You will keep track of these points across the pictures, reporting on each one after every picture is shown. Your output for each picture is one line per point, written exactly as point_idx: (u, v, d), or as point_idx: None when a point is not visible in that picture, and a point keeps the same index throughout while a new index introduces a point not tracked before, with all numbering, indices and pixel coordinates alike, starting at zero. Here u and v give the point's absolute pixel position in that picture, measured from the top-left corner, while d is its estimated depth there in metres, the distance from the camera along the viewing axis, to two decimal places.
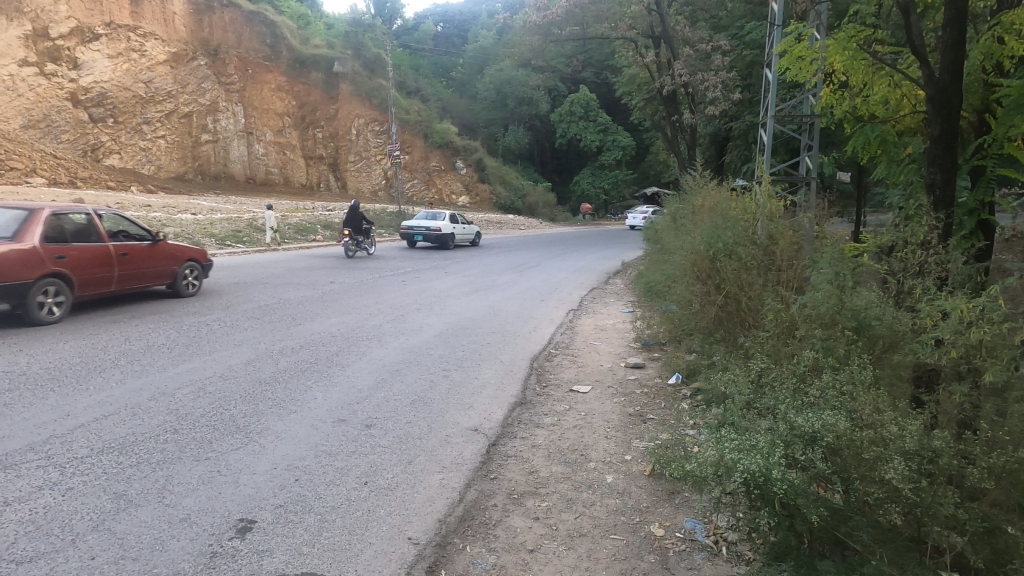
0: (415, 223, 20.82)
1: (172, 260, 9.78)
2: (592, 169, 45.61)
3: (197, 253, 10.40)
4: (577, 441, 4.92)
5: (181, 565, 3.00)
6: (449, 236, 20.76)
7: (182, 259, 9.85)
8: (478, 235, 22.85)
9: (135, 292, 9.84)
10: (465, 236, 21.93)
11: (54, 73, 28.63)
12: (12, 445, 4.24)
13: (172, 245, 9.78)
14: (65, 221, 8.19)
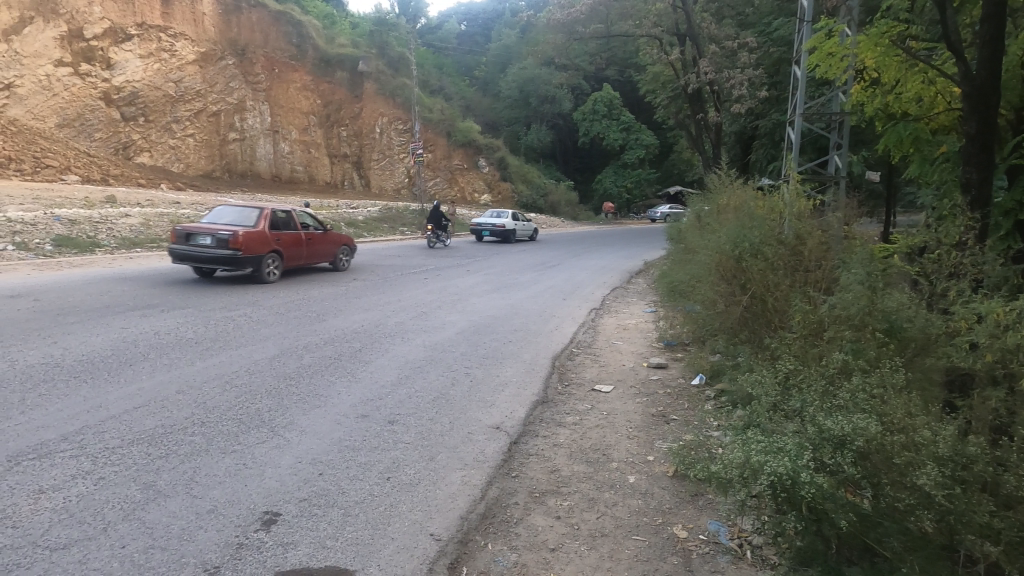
0: (482, 220, 23.40)
1: (334, 244, 13.51)
2: (614, 168, 45.30)
3: (347, 239, 14.08)
4: (598, 441, 4.90)
5: (208, 556, 3.04)
6: (512, 231, 23.21)
7: (342, 243, 13.45)
8: (535, 230, 24.92)
9: (310, 268, 13.61)
10: (526, 231, 24.27)
11: (88, 73, 29.35)
12: (47, 435, 4.36)
13: (336, 233, 13.45)
14: (277, 215, 12.06)
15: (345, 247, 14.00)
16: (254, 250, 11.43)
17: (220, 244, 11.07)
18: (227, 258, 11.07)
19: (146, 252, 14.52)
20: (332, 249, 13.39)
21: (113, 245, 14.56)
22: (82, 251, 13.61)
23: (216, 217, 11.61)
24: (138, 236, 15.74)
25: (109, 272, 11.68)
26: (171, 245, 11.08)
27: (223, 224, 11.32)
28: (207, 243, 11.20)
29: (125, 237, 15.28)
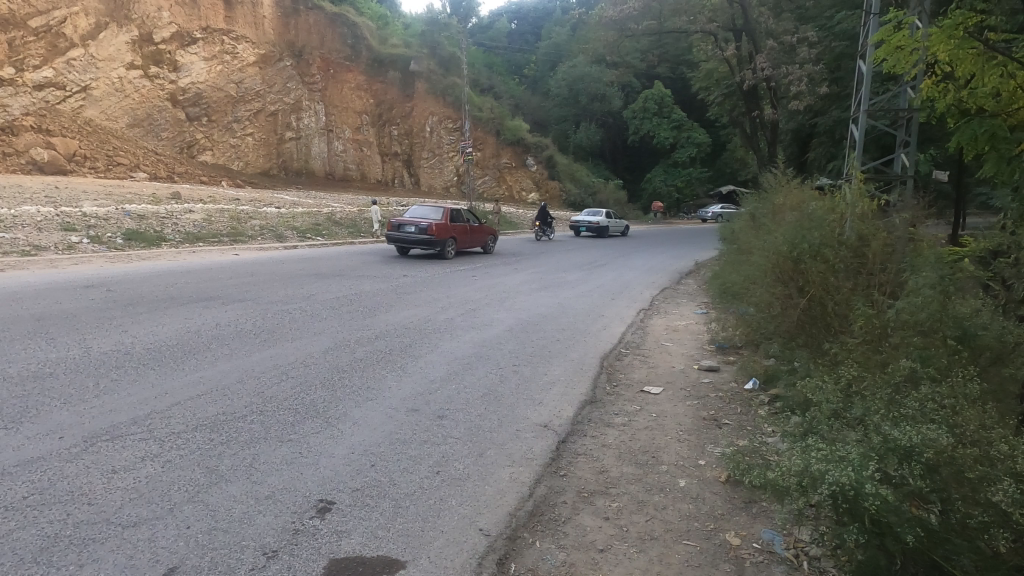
0: (580, 217, 26.77)
1: (486, 234, 18.02)
2: (664, 167, 44.53)
3: (493, 231, 18.56)
4: (648, 442, 4.84)
5: (266, 540, 3.14)
6: (606, 228, 26.50)
7: (494, 233, 17.81)
8: (625, 227, 28.06)
9: (467, 251, 18.17)
10: (618, 227, 27.56)
11: (156, 75, 30.74)
12: (118, 418, 4.60)
13: (488, 227, 17.95)
14: (454, 212, 16.72)
15: (490, 235, 18.36)
16: (441, 237, 16.17)
17: (419, 231, 15.73)
18: (425, 240, 15.67)
19: (208, 247, 15.17)
20: (488, 238, 17.79)
21: (178, 240, 15.26)
22: (150, 244, 14.33)
23: (416, 214, 16.48)
24: (201, 230, 16.45)
25: (173, 265, 12.19)
26: (388, 232, 15.87)
27: (421, 218, 16.12)
28: (411, 231, 15.97)
29: (188, 232, 15.95)
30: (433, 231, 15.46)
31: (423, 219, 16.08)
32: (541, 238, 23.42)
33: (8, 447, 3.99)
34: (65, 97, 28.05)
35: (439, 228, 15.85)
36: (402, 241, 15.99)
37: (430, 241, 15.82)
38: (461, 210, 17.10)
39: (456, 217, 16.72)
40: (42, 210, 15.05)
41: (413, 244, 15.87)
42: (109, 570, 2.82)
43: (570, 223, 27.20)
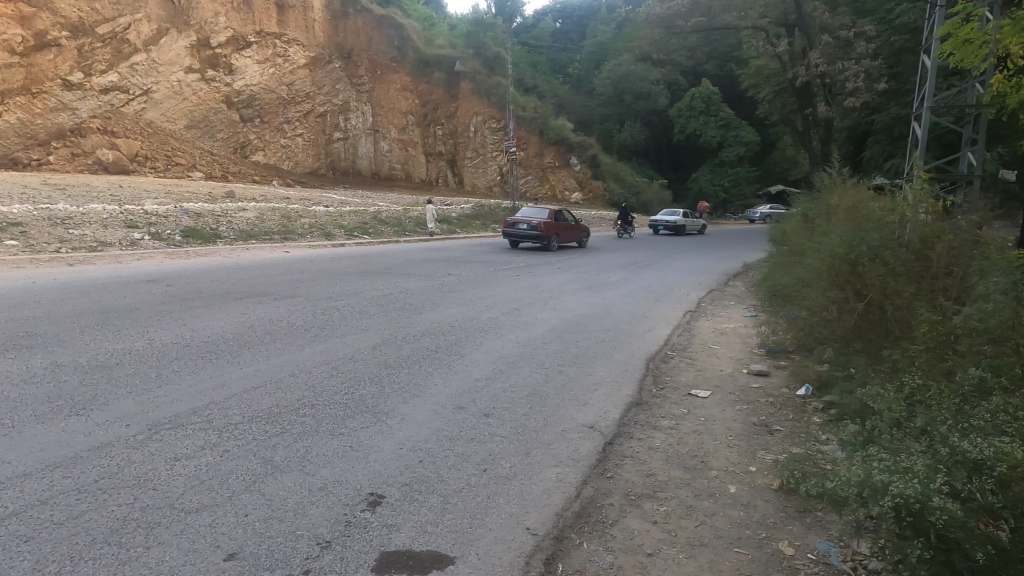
0: (658, 217, 28.97)
1: (583, 231, 20.77)
2: (711, 167, 43.63)
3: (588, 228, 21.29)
4: (696, 447, 4.76)
5: (320, 530, 3.22)
6: (684, 227, 28.67)
7: (589, 231, 20.60)
8: (702, 226, 30.15)
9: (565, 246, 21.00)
10: (694, 225, 29.50)
11: (212, 78, 31.83)
12: (179, 408, 4.79)
13: (585, 225, 20.67)
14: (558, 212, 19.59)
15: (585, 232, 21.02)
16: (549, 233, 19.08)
17: (531, 228, 18.68)
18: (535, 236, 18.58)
19: (260, 244, 15.64)
20: (585, 234, 20.47)
21: (232, 237, 15.79)
22: (207, 242, 14.88)
23: (525, 213, 19.47)
24: (254, 228, 16.97)
25: (227, 262, 12.63)
26: (504, 228, 18.89)
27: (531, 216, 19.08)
28: (523, 228, 19.00)
29: (241, 229, 16.50)
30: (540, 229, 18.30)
31: (532, 218, 19.00)
32: (621, 235, 24.93)
33: (78, 433, 4.20)
34: (128, 100, 29.22)
35: (545, 226, 18.69)
36: (515, 236, 18.97)
37: (538, 237, 18.69)
38: (562, 210, 19.84)
39: (558, 216, 19.50)
40: (107, 208, 15.80)
41: (525, 239, 18.83)
42: (172, 554, 2.93)
43: (648, 223, 29.41)
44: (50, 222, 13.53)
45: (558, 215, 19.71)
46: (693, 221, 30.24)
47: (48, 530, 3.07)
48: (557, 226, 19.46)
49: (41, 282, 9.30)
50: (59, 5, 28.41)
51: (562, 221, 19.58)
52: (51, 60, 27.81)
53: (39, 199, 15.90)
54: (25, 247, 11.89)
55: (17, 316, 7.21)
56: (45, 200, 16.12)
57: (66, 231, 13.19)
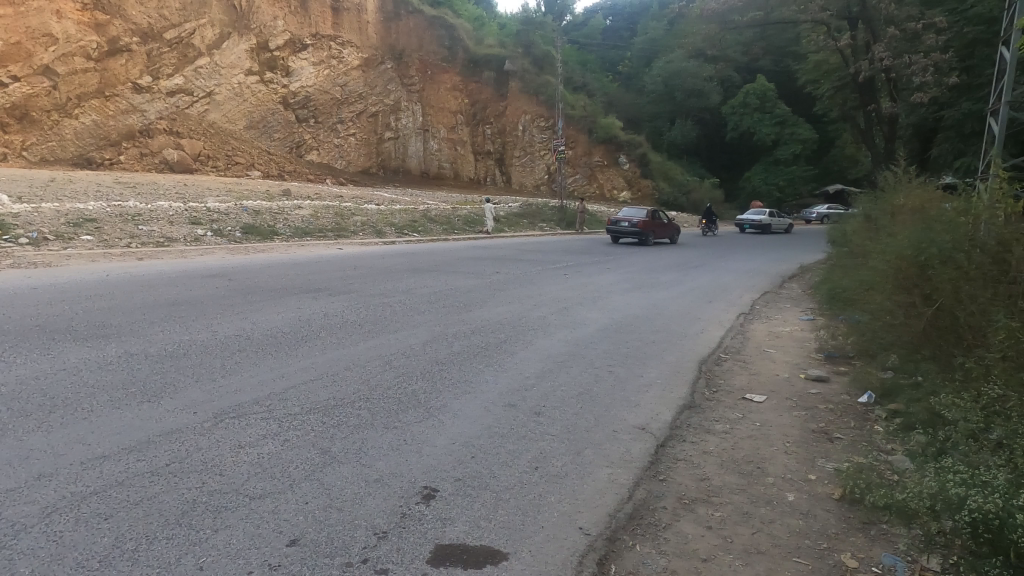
0: (745, 216, 30.10)
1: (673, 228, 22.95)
2: (765, 165, 42.41)
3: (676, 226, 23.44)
4: (752, 452, 4.64)
5: (377, 521, 3.30)
6: (771, 225, 29.65)
7: (680, 229, 22.76)
8: (790, 224, 30.98)
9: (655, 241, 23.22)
10: (780, 224, 30.48)
11: (271, 80, 32.88)
12: (243, 397, 4.99)
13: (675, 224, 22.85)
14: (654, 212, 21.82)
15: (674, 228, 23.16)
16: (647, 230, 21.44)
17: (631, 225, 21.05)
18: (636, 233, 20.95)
19: (315, 241, 16.06)
20: (677, 232, 22.68)
21: (289, 234, 16.29)
22: (265, 239, 15.39)
23: (625, 213, 21.96)
24: (309, 225, 17.44)
25: (283, 258, 13.03)
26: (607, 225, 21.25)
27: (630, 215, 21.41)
28: (624, 225, 21.34)
29: (298, 227, 17.01)
30: (640, 226, 20.66)
31: (632, 217, 21.42)
32: (706, 233, 26.65)
33: (150, 418, 4.42)
34: (192, 102, 30.22)
35: (644, 224, 21.06)
36: (616, 233, 21.46)
37: (637, 234, 21.09)
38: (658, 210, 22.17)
39: (654, 216, 21.85)
40: (172, 206, 16.52)
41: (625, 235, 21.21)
42: (240, 536, 3.06)
43: (734, 222, 30.76)
44: (121, 218, 14.26)
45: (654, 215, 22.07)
46: (779, 220, 31.22)
47: (125, 508, 3.24)
48: (654, 225, 21.77)
49: (113, 275, 9.81)
50: (131, 12, 29.81)
51: (658, 221, 21.92)
52: (123, 65, 29.17)
53: (110, 197, 16.76)
54: (99, 242, 12.55)
55: (93, 307, 7.63)
56: (117, 197, 16.99)
57: (135, 228, 13.87)
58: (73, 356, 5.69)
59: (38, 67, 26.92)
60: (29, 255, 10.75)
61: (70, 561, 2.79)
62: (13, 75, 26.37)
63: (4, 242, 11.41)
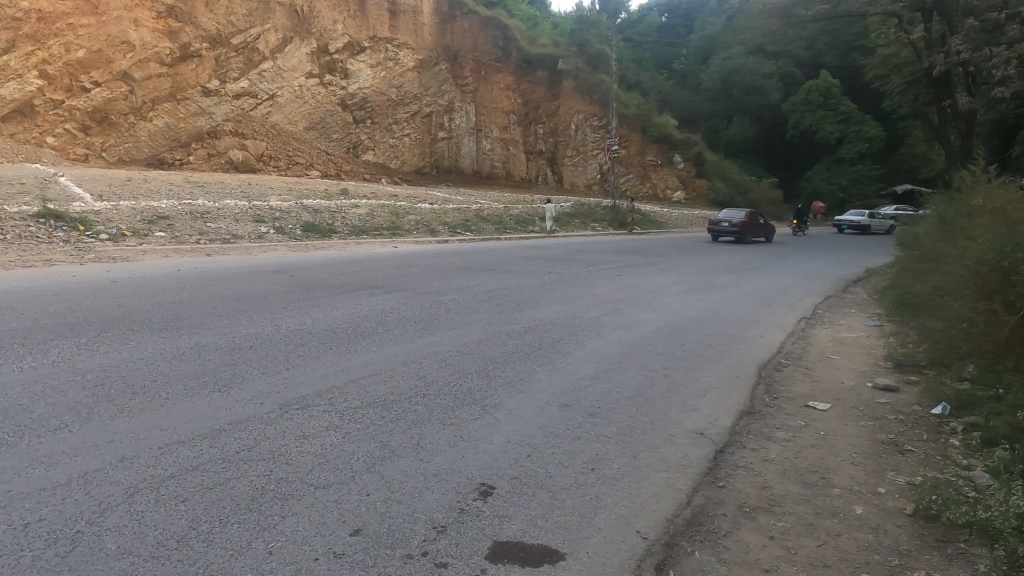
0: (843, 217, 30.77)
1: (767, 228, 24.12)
2: (828, 164, 40.82)
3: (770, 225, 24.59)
4: (816, 462, 4.49)
5: (436, 515, 3.35)
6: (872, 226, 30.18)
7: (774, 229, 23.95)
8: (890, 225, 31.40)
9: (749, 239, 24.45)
10: (880, 226, 30.85)
11: (330, 82, 33.83)
12: (305, 390, 5.16)
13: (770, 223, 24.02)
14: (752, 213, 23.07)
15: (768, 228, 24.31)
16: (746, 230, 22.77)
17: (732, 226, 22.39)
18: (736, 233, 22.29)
19: (371, 239, 16.42)
20: (772, 233, 23.86)
21: (346, 232, 16.71)
22: (324, 237, 15.84)
23: (725, 213, 23.30)
24: (366, 224, 17.85)
25: (340, 255, 13.38)
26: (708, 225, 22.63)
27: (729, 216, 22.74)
28: (724, 226, 22.71)
29: (355, 225, 17.43)
30: (740, 227, 21.93)
31: (731, 217, 22.71)
32: (796, 232, 27.96)
33: (221, 407, 4.63)
34: (256, 104, 31.42)
35: (744, 224, 22.43)
36: (716, 232, 22.84)
37: (737, 234, 22.41)
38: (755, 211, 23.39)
39: (753, 216, 23.16)
40: (238, 204, 17.22)
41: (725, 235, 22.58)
42: (306, 524, 3.16)
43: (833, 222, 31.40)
44: (191, 216, 14.96)
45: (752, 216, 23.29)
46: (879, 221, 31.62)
47: (200, 492, 3.41)
48: (752, 225, 23.05)
49: (183, 270, 10.30)
50: (201, 19, 31.09)
51: (755, 222, 23.18)
52: (193, 70, 30.46)
53: (180, 195, 17.60)
54: (170, 239, 13.18)
55: (166, 300, 8.02)
56: (187, 196, 17.84)
57: (203, 225, 14.53)
58: (150, 346, 6.02)
59: (117, 73, 28.35)
60: (108, 251, 11.40)
61: (150, 540, 2.94)
62: (95, 81, 27.85)
63: (86, 238, 12.14)
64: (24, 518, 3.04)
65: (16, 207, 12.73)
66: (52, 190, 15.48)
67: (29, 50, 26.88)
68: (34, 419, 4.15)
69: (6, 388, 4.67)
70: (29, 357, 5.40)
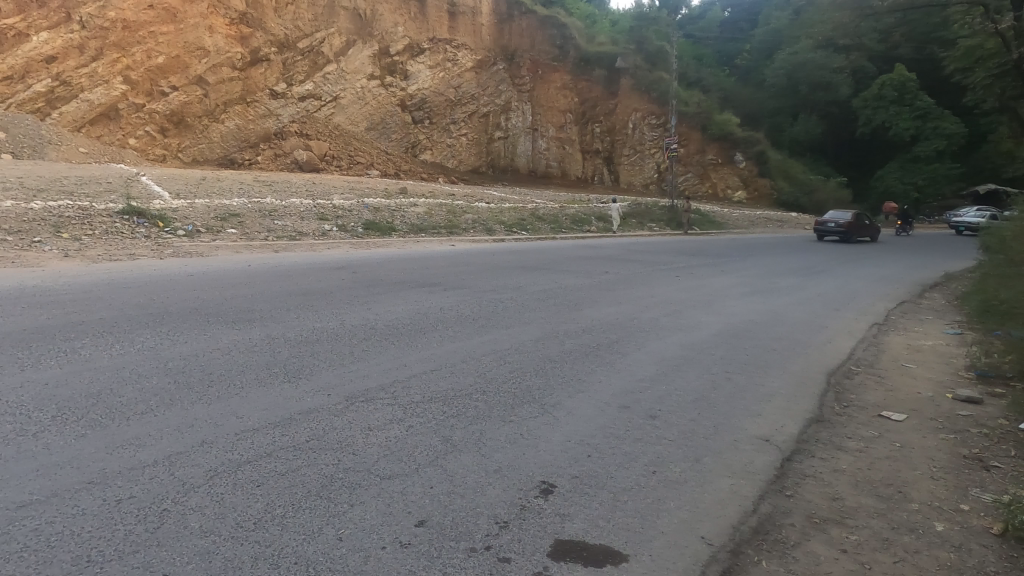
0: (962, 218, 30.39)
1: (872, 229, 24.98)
2: (902, 163, 38.81)
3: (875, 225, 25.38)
4: (892, 474, 4.28)
5: (498, 510, 3.39)
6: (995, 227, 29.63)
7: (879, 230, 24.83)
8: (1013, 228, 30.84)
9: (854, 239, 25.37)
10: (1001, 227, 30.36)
11: (390, 84, 34.57)
12: (369, 383, 5.31)
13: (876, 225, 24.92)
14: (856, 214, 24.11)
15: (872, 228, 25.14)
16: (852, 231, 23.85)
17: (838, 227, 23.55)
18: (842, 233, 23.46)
19: (429, 237, 16.68)
20: (877, 233, 24.79)
21: (405, 230, 17.05)
22: (385, 235, 16.22)
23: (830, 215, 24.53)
24: (424, 223, 18.16)
25: (400, 253, 13.68)
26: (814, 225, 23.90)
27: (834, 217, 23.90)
28: (829, 227, 23.91)
29: (413, 223, 17.78)
30: (846, 227, 23.19)
31: (837, 218, 23.94)
32: (902, 233, 28.45)
33: (292, 397, 4.82)
34: (321, 106, 32.44)
35: (850, 225, 23.53)
36: (822, 232, 24.14)
37: (843, 234, 23.55)
38: (860, 212, 24.48)
39: (859, 218, 24.18)
40: (304, 202, 17.88)
41: (831, 235, 23.77)
42: (373, 513, 3.25)
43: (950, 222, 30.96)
44: (261, 213, 15.62)
45: (857, 217, 24.40)
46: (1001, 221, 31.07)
47: (273, 477, 3.56)
48: (858, 226, 24.07)
49: (253, 265, 10.77)
50: (270, 24, 32.36)
51: (860, 222, 24.22)
52: (262, 73, 31.73)
53: (251, 193, 18.42)
54: (241, 235, 13.80)
55: (238, 294, 8.41)
56: (256, 194, 18.62)
57: (272, 222, 15.15)
58: (225, 337, 6.32)
59: (193, 78, 29.86)
60: (184, 246, 12.04)
61: (229, 521, 3.09)
62: (173, 85, 29.35)
63: (166, 234, 12.85)
64: (116, 494, 3.25)
65: (104, 204, 13.61)
66: (135, 188, 16.47)
67: (115, 57, 28.44)
68: (124, 402, 4.44)
69: (99, 372, 5.01)
70: (117, 344, 5.77)
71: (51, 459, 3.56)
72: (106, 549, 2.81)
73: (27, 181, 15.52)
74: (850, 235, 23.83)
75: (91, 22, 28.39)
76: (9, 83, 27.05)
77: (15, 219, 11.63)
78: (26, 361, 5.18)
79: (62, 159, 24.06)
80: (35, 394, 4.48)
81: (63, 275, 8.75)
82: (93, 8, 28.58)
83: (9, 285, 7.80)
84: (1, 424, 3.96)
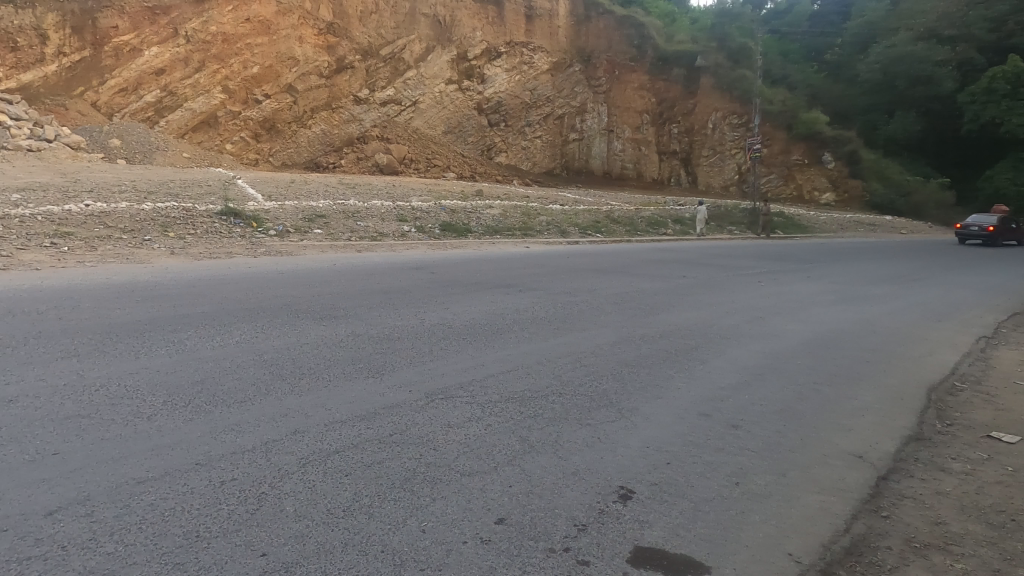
0: None
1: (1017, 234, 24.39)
2: (1014, 162, 35.63)
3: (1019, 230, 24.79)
4: (1003, 501, 3.95)
5: (576, 513, 3.40)
6: None
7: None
8: None
9: None
10: None
11: (467, 87, 35.20)
12: (448, 381, 5.44)
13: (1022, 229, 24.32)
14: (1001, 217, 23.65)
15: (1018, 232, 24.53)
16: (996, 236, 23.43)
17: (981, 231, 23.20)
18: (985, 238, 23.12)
19: (504, 239, 16.85)
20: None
21: (481, 232, 17.30)
22: (461, 236, 16.52)
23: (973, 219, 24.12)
24: (499, 224, 18.37)
25: (476, 254, 13.92)
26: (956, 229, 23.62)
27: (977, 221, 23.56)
28: (972, 230, 23.53)
29: (489, 225, 18.00)
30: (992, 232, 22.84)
31: (981, 222, 23.54)
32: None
33: (376, 392, 5.01)
34: (401, 111, 33.41)
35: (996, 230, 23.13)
36: (963, 236, 23.81)
37: (987, 238, 23.17)
38: (1007, 217, 23.96)
39: (1005, 222, 23.67)
40: (385, 204, 18.48)
41: (973, 239, 23.42)
42: (454, 508, 3.33)
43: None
44: (345, 214, 16.31)
45: (1003, 221, 23.90)
46: None
47: (360, 468, 3.72)
48: (1004, 231, 23.60)
49: (338, 264, 11.26)
50: (355, 33, 33.85)
51: (1007, 227, 23.75)
52: (347, 80, 33.09)
53: (335, 195, 19.22)
54: (327, 235, 14.46)
55: (324, 291, 8.81)
56: (340, 196, 19.45)
57: (355, 223, 15.77)
58: (313, 332, 6.64)
59: (284, 86, 31.59)
60: (275, 245, 12.74)
61: (321, 507, 3.26)
62: (265, 93, 31.13)
63: (259, 233, 13.65)
64: (219, 476, 3.48)
65: (205, 205, 14.58)
66: (232, 191, 17.58)
67: (215, 68, 30.42)
68: (225, 390, 4.77)
69: (202, 362, 5.39)
70: (218, 336, 6.19)
71: (164, 439, 3.88)
72: (212, 526, 3.02)
73: (138, 184, 16.86)
74: (995, 240, 23.41)
75: (195, 36, 30.42)
76: (123, 94, 29.08)
77: (129, 219, 12.67)
78: (140, 349, 5.64)
79: (168, 164, 25.82)
80: (148, 380, 4.88)
81: (169, 271, 9.46)
82: (197, 23, 30.67)
83: (124, 280, 8.51)
84: (120, 406, 4.34)
